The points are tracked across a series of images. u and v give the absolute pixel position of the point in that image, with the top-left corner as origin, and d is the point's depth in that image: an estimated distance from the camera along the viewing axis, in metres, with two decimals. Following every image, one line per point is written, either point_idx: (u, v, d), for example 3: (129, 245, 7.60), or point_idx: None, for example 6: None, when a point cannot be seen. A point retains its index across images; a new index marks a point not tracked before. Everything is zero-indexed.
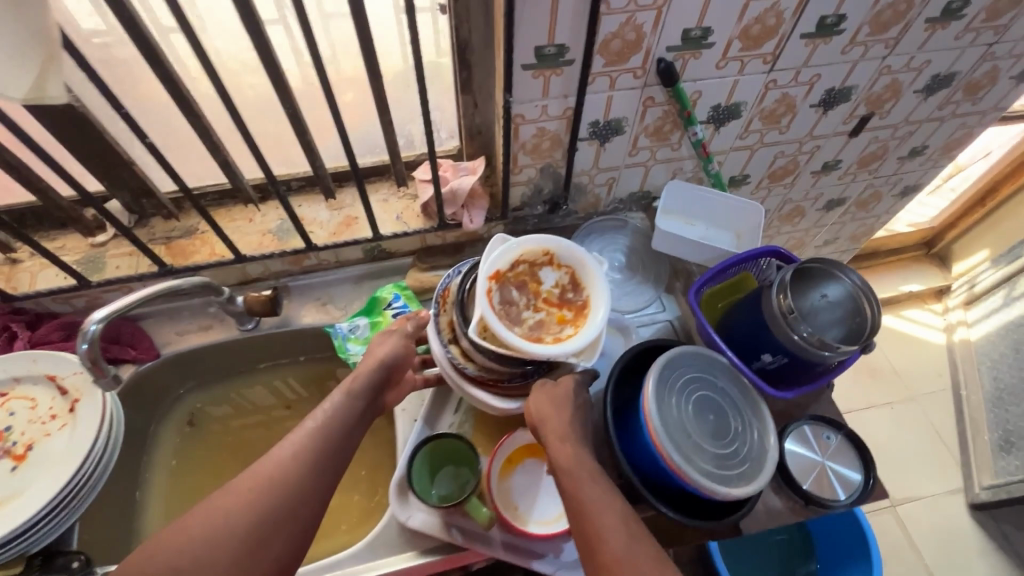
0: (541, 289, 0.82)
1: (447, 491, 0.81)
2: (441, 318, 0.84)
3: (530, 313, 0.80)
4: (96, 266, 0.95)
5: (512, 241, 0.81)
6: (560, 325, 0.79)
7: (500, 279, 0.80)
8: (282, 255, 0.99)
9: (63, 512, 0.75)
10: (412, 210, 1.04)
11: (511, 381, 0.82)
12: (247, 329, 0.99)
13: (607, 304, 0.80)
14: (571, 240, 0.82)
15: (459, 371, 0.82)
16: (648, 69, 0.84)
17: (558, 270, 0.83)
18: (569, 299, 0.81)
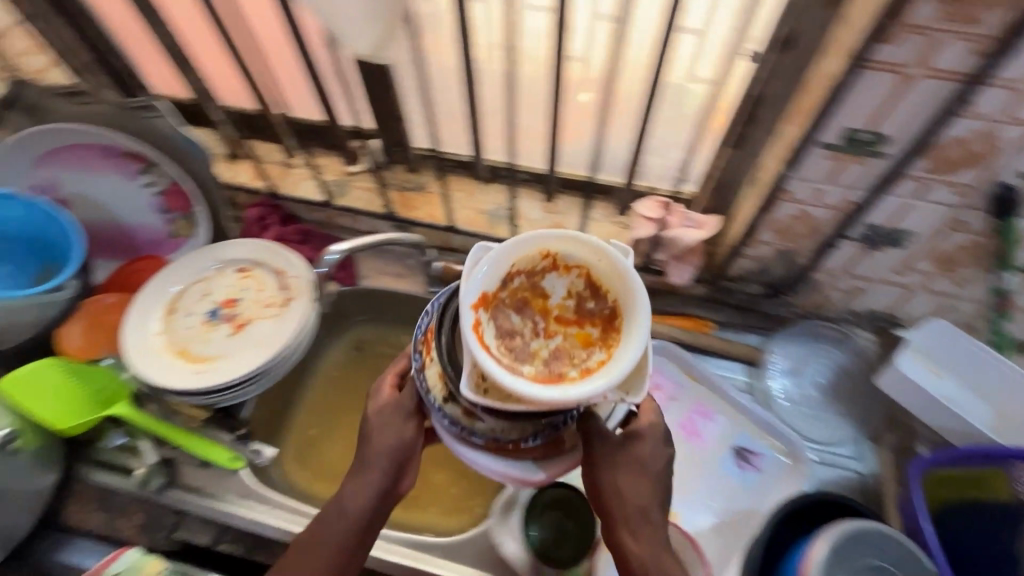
0: (550, 307, 0.56)
1: (548, 535, 0.79)
2: (427, 372, 0.62)
3: (538, 342, 0.55)
4: (341, 191, 1.09)
5: (495, 251, 0.54)
6: (585, 351, 0.54)
7: (491, 305, 0.54)
8: (486, 239, 1.04)
9: (248, 387, 0.87)
10: (619, 239, 1.00)
11: (535, 440, 0.60)
12: (432, 292, 1.06)
13: (647, 307, 0.53)
14: (576, 228, 0.54)
15: (466, 439, 0.61)
16: (979, 190, 0.67)
17: (568, 274, 0.56)
18: (589, 311, 0.55)
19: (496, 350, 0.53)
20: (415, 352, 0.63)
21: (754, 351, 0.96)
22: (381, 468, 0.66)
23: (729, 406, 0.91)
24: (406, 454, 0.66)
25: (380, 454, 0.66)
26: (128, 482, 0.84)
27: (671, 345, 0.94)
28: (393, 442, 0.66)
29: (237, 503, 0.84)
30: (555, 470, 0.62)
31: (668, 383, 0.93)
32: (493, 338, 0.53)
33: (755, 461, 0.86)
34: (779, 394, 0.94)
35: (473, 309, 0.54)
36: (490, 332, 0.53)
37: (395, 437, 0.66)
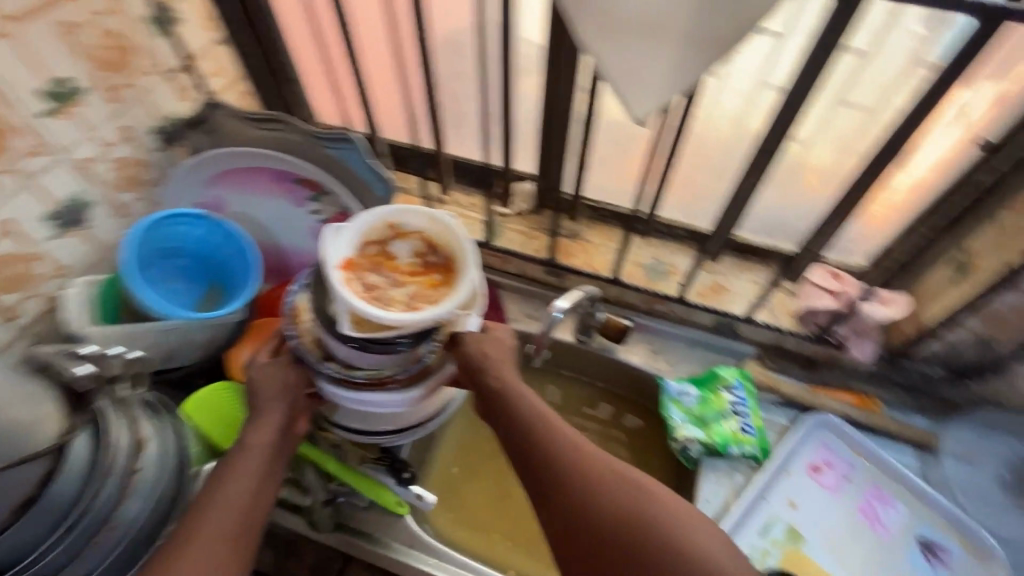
0: (399, 264, 0.80)
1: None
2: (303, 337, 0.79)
3: (398, 290, 0.78)
4: (496, 231, 1.09)
5: (351, 225, 0.79)
6: (431, 288, 0.79)
7: (355, 267, 0.78)
8: (645, 293, 1.02)
9: (403, 435, 0.87)
10: (784, 305, 0.99)
11: (406, 372, 0.79)
12: (582, 341, 1.04)
13: (465, 246, 0.80)
14: (407, 205, 0.80)
15: (349, 381, 0.78)
16: None
17: (409, 239, 0.82)
18: (429, 262, 0.81)
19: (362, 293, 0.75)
20: (285, 324, 0.80)
21: (930, 436, 0.92)
22: (275, 395, 0.77)
23: (908, 491, 0.88)
24: (291, 388, 0.78)
25: (271, 395, 0.77)
26: (298, 520, 0.83)
27: (840, 422, 0.92)
28: (280, 385, 0.77)
29: (409, 554, 0.83)
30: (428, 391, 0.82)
31: (840, 462, 0.91)
32: (361, 289, 0.76)
33: (943, 555, 0.83)
34: (956, 483, 0.90)
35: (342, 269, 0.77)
36: (359, 283, 0.76)
37: (281, 379, 0.78)
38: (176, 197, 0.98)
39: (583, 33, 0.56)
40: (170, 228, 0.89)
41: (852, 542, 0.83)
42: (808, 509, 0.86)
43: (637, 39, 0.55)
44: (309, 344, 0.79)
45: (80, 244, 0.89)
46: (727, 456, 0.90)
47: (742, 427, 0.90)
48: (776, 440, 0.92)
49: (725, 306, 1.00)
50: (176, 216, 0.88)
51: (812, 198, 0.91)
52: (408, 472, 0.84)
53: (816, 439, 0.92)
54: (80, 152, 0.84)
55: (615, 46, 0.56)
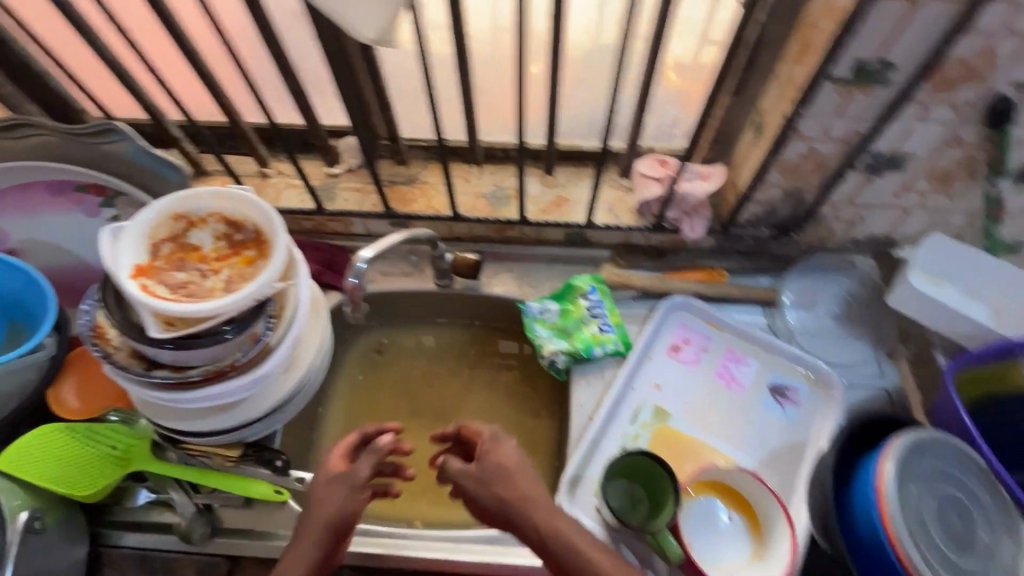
0: (204, 253, 0.73)
1: (618, 506, 0.78)
2: (119, 355, 0.71)
3: (210, 280, 0.71)
4: (329, 195, 1.02)
5: (129, 226, 0.69)
6: (248, 266, 0.72)
7: (150, 271, 0.69)
8: (491, 222, 1.01)
9: (274, 416, 0.82)
10: (624, 203, 1.00)
11: (246, 355, 0.73)
12: (442, 285, 1.03)
13: (269, 212, 0.73)
14: (189, 189, 0.72)
15: (186, 382, 0.72)
16: (976, 105, 0.71)
17: (207, 225, 0.74)
18: (238, 241, 0.74)
19: (168, 294, 0.68)
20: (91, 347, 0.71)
21: (770, 292, 0.99)
22: (315, 541, 0.65)
23: (754, 346, 0.95)
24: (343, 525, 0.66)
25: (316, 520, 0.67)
26: (172, 539, 0.79)
27: (688, 299, 0.97)
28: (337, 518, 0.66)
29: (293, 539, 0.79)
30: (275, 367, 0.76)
31: (697, 336, 0.96)
32: (163, 291, 0.68)
33: (791, 395, 0.90)
34: (798, 328, 0.98)
35: (135, 277, 0.68)
36: (161, 285, 0.69)
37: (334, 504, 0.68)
38: None
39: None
40: None
41: (709, 406, 0.89)
42: (672, 386, 0.91)
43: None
44: (127, 358, 0.71)
45: None
46: (593, 360, 0.92)
47: (600, 329, 0.93)
48: (637, 331, 0.96)
49: (569, 217, 1.00)
50: None
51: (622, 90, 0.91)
52: (280, 460, 0.82)
53: (673, 321, 0.97)
54: None
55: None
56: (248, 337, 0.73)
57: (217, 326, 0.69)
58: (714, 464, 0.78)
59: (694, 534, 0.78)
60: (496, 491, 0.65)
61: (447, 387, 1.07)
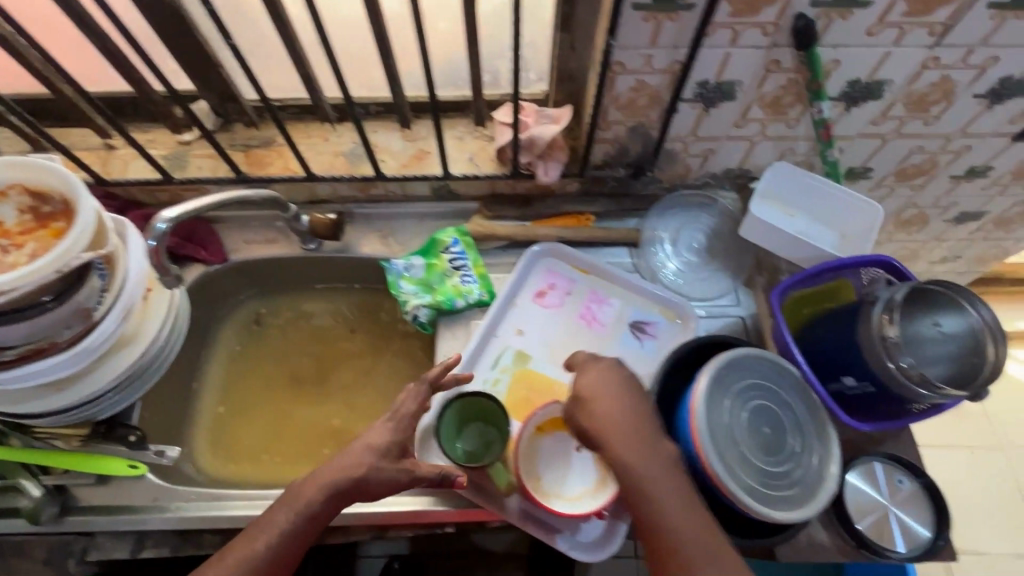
0: (7, 228, 0.70)
1: (474, 448, 0.82)
2: None
3: (14, 255, 0.68)
4: (179, 163, 0.98)
5: None
6: (54, 239, 0.69)
7: None
8: (350, 180, 0.97)
9: (126, 389, 0.80)
10: (486, 152, 0.99)
11: (68, 332, 0.71)
12: (309, 249, 1.01)
13: (71, 181, 0.69)
14: None
15: (2, 363, 0.70)
16: (781, 26, 0.71)
17: (10, 198, 0.71)
18: (44, 213, 0.71)
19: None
20: None
21: (635, 232, 1.00)
22: (324, 487, 0.69)
23: (617, 286, 0.97)
24: (359, 482, 0.69)
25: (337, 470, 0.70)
26: (21, 521, 0.77)
27: (553, 244, 0.97)
28: (382, 486, 0.70)
29: (150, 508, 0.80)
30: (106, 342, 0.74)
31: (562, 280, 0.97)
32: None
33: (650, 330, 0.93)
34: (663, 268, 0.99)
35: None
36: None
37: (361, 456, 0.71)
38: None
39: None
40: None
41: (570, 345, 0.92)
42: (534, 330, 0.92)
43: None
44: None
45: None
46: (456, 311, 0.93)
47: (462, 280, 0.94)
48: (501, 279, 0.98)
49: (428, 170, 0.98)
50: None
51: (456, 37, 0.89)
52: (135, 434, 0.81)
53: (540, 268, 0.97)
54: None
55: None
56: (72, 314, 0.71)
57: (34, 296, 0.67)
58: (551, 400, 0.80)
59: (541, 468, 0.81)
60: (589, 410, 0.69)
61: (327, 351, 1.05)
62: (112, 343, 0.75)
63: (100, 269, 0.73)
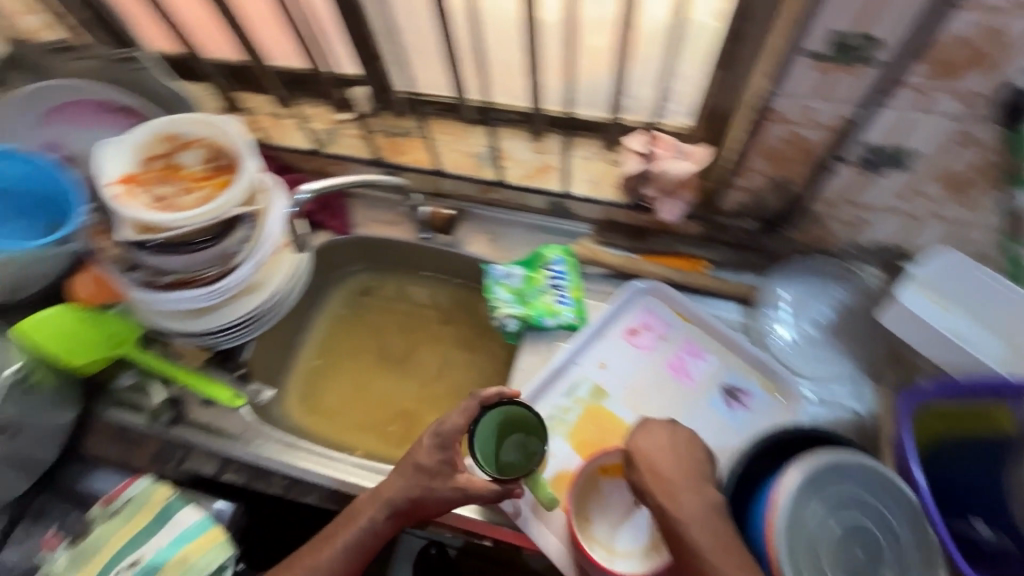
0: (187, 173, 0.81)
1: (514, 460, 0.80)
2: (110, 255, 0.83)
3: (187, 197, 0.80)
4: (331, 139, 1.08)
5: (126, 138, 0.78)
6: (221, 190, 0.80)
7: (136, 181, 0.79)
8: (475, 181, 1.02)
9: (243, 330, 0.91)
10: (611, 177, 0.98)
11: (212, 271, 0.82)
12: (423, 239, 1.06)
13: (246, 144, 0.80)
14: (180, 112, 0.80)
15: (159, 286, 0.82)
16: (987, 97, 0.61)
17: (194, 148, 0.82)
18: (218, 166, 0.82)
19: (146, 204, 0.77)
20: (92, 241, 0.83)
21: (750, 290, 0.92)
22: (380, 507, 0.74)
23: (718, 343, 0.90)
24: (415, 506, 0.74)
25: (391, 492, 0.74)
26: (142, 419, 0.90)
27: (658, 284, 0.93)
28: (438, 504, 0.74)
29: (237, 439, 0.89)
30: (239, 286, 0.85)
31: (658, 323, 0.92)
32: (145, 200, 0.77)
33: (745, 399, 0.86)
34: (775, 336, 0.90)
35: (121, 184, 0.77)
36: (144, 195, 0.78)
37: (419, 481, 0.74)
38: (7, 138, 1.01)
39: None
40: None
41: (652, 392, 0.87)
42: (617, 366, 0.89)
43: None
44: (116, 258, 0.83)
45: None
46: (544, 329, 0.92)
47: (555, 300, 0.93)
48: (596, 307, 0.95)
49: (551, 185, 1.00)
50: None
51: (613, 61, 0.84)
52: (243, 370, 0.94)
53: (637, 305, 0.93)
54: None
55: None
56: (217, 256, 0.82)
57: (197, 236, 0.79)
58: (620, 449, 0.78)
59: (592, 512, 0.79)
60: (650, 458, 0.67)
61: (415, 336, 1.11)
62: (243, 289, 0.86)
63: (249, 223, 0.83)
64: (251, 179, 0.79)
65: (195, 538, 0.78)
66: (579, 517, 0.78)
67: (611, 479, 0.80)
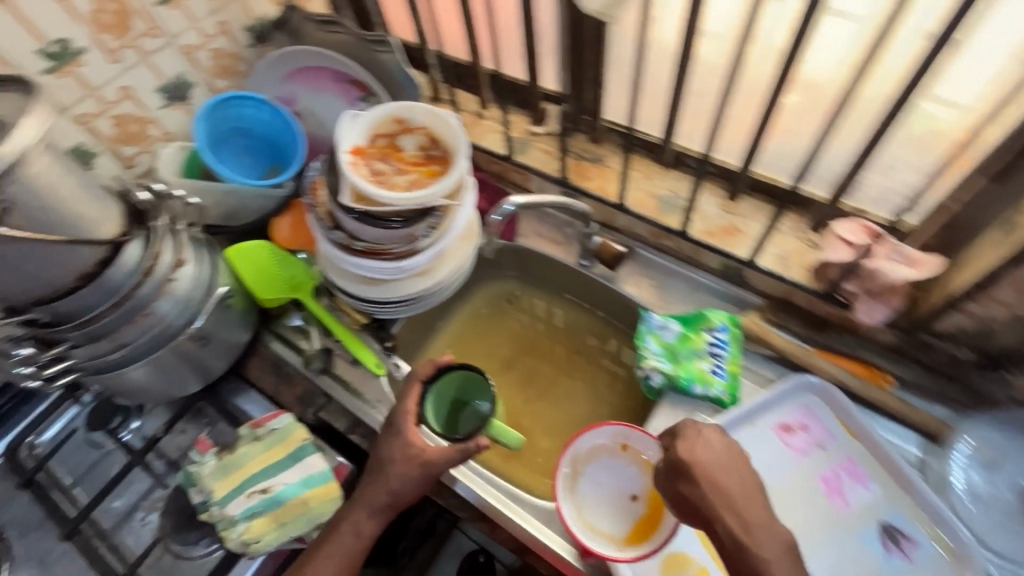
0: (404, 156, 0.87)
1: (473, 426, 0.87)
2: (317, 208, 0.90)
3: (399, 178, 0.86)
4: (521, 148, 1.12)
5: (364, 114, 0.86)
6: (430, 179, 0.86)
7: (362, 154, 0.85)
8: (653, 224, 1.00)
9: (403, 306, 0.97)
10: (802, 257, 0.90)
11: (399, 248, 0.88)
12: (581, 265, 1.07)
13: (464, 143, 0.85)
14: (414, 100, 0.86)
15: (351, 249, 0.89)
16: None
17: (415, 134, 0.88)
18: (431, 156, 0.87)
19: (366, 177, 0.84)
20: (304, 193, 0.91)
21: (938, 426, 0.82)
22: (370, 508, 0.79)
23: (889, 475, 0.79)
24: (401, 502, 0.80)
25: (372, 493, 0.80)
26: (298, 359, 0.99)
27: (829, 386, 0.84)
28: (411, 492, 0.80)
29: (371, 405, 0.95)
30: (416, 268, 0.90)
31: (818, 428, 0.84)
32: (365, 173, 0.84)
33: (906, 548, 0.75)
34: (957, 485, 0.79)
35: (351, 154, 0.84)
36: (365, 168, 0.84)
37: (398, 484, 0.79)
38: (257, 85, 1.16)
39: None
40: (236, 108, 1.06)
41: (797, 503, 0.79)
42: (764, 461, 0.82)
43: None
44: (320, 213, 0.90)
45: (181, 116, 1.11)
46: (689, 395, 0.88)
47: (712, 369, 0.88)
48: (751, 389, 0.89)
49: (733, 248, 0.94)
50: (240, 98, 1.04)
51: (858, 143, 0.77)
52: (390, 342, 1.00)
53: (797, 401, 0.85)
54: (184, 40, 1.04)
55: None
56: (406, 236, 0.87)
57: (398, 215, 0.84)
58: (654, 439, 0.85)
59: (592, 470, 0.88)
60: (710, 479, 0.68)
61: (543, 355, 1.12)
62: (418, 271, 0.91)
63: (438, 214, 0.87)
64: (461, 176, 0.84)
65: (318, 485, 0.84)
66: (578, 468, 0.87)
67: (627, 459, 0.88)
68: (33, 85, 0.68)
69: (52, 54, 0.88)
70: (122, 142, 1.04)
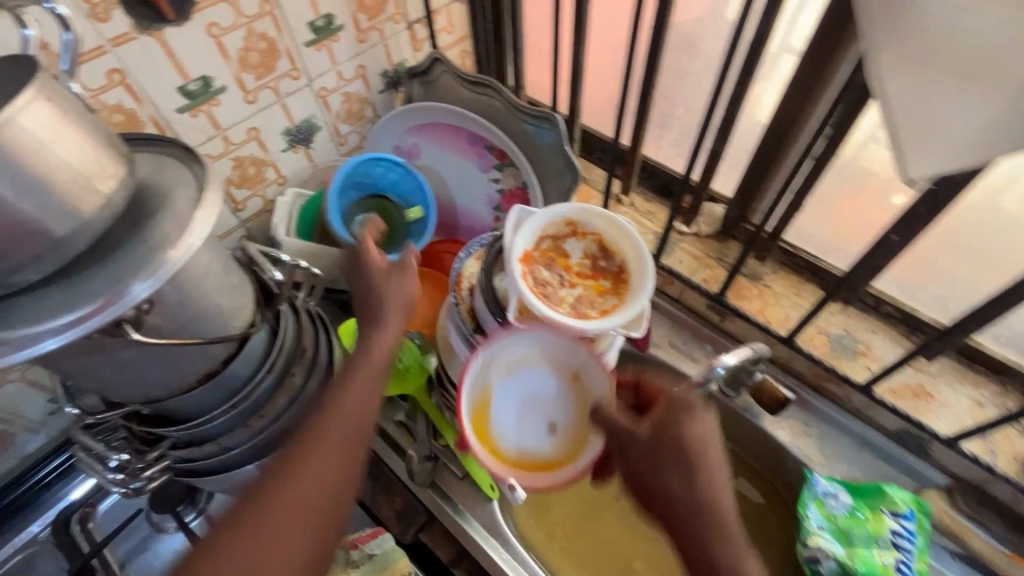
0: (570, 264, 0.76)
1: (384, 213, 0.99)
2: (460, 308, 0.79)
3: (564, 291, 0.74)
4: (666, 248, 1.00)
5: (535, 214, 0.75)
6: (600, 296, 0.74)
7: (527, 260, 0.74)
8: (821, 366, 0.87)
9: None
10: (1008, 442, 0.79)
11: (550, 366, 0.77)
12: (723, 395, 0.91)
13: (646, 263, 0.73)
14: (591, 204, 0.75)
15: None
16: None
17: (584, 240, 0.77)
18: (601, 267, 0.76)
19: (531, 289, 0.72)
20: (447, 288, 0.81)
21: None
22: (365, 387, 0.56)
23: None
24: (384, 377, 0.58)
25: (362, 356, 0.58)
26: (401, 464, 0.86)
27: None
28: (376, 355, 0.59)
29: (482, 536, 0.82)
30: None
31: None
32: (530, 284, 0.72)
33: None
34: None
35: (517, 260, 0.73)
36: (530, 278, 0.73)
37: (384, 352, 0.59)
38: (380, 136, 1.06)
39: (862, 9, 0.44)
40: (368, 167, 0.96)
41: None
42: None
43: (918, 72, 0.44)
44: (463, 316, 0.79)
45: (299, 160, 1.00)
46: None
47: (898, 566, 0.74)
48: None
49: (924, 418, 0.81)
50: (377, 157, 0.94)
51: None
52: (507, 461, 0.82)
53: None
54: (322, 82, 0.94)
55: (910, 58, 0.43)
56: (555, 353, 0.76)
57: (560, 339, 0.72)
58: (611, 381, 0.72)
59: (521, 374, 0.76)
60: (688, 464, 0.58)
61: None
62: None
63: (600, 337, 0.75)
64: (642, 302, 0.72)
65: None
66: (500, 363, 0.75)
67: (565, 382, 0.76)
68: (196, 153, 0.57)
69: (190, 91, 0.78)
70: (237, 186, 0.93)
